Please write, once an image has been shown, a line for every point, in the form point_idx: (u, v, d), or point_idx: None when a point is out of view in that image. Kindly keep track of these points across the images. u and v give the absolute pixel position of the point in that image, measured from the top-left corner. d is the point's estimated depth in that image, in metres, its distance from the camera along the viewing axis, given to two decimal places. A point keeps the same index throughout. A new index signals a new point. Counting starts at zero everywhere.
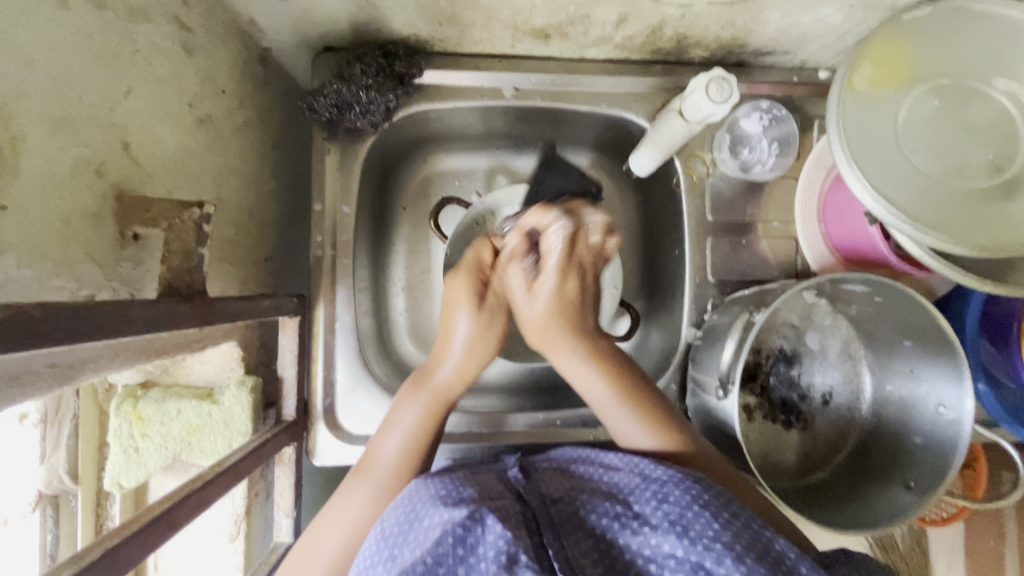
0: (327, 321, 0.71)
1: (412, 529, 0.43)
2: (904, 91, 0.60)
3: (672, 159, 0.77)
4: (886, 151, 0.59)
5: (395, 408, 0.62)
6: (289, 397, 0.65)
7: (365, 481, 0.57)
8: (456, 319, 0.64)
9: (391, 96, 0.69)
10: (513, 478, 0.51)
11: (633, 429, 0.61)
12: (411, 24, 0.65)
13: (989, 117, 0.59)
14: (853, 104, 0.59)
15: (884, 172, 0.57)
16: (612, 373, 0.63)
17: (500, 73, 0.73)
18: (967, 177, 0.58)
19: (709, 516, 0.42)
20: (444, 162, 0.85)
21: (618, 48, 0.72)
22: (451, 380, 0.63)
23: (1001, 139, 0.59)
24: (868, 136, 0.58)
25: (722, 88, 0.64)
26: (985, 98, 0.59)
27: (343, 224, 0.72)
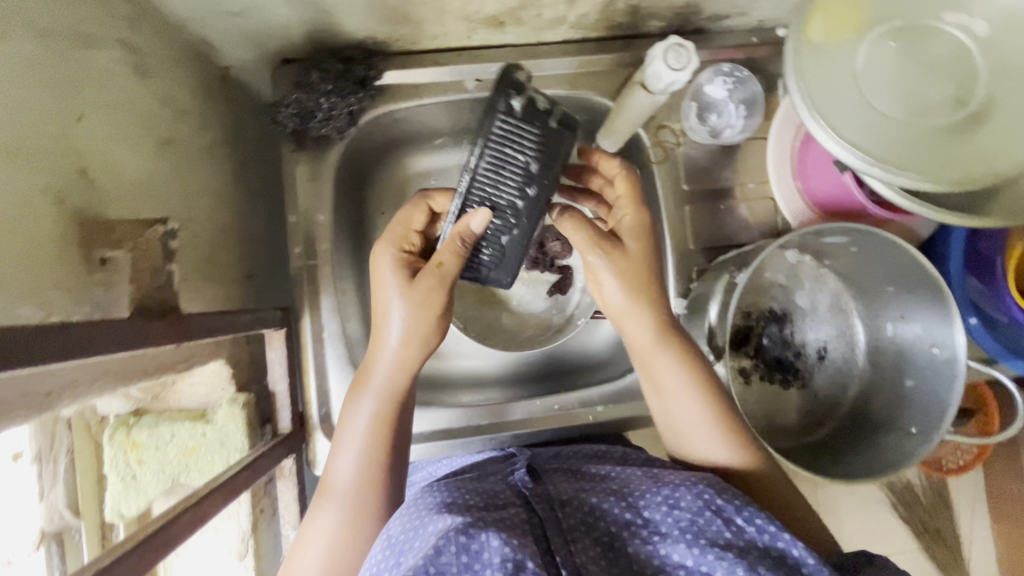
0: (314, 332, 0.71)
1: (416, 536, 0.45)
2: (861, 36, 0.60)
3: (639, 133, 0.77)
4: (848, 98, 0.59)
5: (348, 407, 0.60)
6: (284, 410, 0.65)
7: (330, 503, 0.58)
8: (387, 335, 0.58)
9: (352, 100, 0.69)
10: (521, 482, 0.53)
11: (707, 439, 0.58)
12: (364, 25, 0.65)
13: (946, 53, 0.59)
14: (810, 56, 0.59)
15: (846, 118, 0.58)
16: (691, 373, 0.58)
17: (461, 65, 0.73)
18: (930, 115, 0.58)
19: (720, 523, 0.45)
20: (420, 162, 0.86)
21: (574, 28, 0.72)
22: (393, 375, 0.59)
23: (960, 73, 0.58)
24: (828, 85, 0.59)
25: (680, 55, 0.65)
26: (940, 35, 0.59)
27: (320, 233, 0.72)
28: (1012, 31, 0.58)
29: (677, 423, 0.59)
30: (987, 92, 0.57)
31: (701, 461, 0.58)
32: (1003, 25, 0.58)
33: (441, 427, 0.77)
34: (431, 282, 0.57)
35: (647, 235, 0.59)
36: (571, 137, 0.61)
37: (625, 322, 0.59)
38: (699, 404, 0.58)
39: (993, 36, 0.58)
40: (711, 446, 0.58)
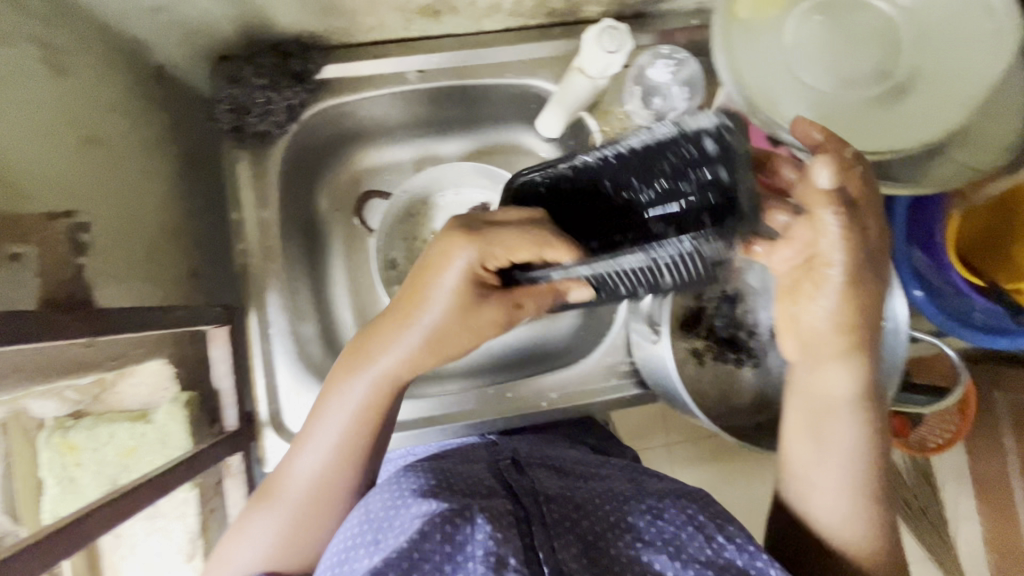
0: (261, 328, 0.70)
1: (396, 515, 0.47)
2: (789, 11, 0.60)
3: (584, 118, 0.78)
4: (775, 75, 0.59)
5: (320, 406, 0.56)
6: (229, 408, 0.65)
7: (280, 500, 0.56)
8: (440, 346, 0.53)
9: (289, 93, 0.69)
10: (508, 473, 0.54)
11: (849, 516, 0.53)
12: (296, 17, 0.65)
13: (872, 25, 0.59)
14: (738, 35, 0.60)
15: (770, 96, 0.59)
16: (869, 444, 0.53)
17: (401, 57, 0.73)
18: (856, 88, 0.58)
19: (701, 538, 0.47)
20: (372, 156, 0.88)
21: (511, 15, 0.72)
22: (393, 369, 0.54)
23: (887, 45, 0.58)
24: (756, 62, 0.60)
25: (613, 38, 0.65)
26: (868, 6, 0.59)
27: (264, 229, 0.71)
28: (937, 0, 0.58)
29: (816, 491, 0.55)
30: (911, 64, 0.57)
31: (821, 533, 0.54)
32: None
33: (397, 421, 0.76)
34: (496, 312, 0.52)
35: (876, 297, 0.48)
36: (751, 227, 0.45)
37: (802, 364, 0.53)
38: (850, 479, 0.53)
39: (918, 5, 0.58)
40: (845, 520, 0.53)
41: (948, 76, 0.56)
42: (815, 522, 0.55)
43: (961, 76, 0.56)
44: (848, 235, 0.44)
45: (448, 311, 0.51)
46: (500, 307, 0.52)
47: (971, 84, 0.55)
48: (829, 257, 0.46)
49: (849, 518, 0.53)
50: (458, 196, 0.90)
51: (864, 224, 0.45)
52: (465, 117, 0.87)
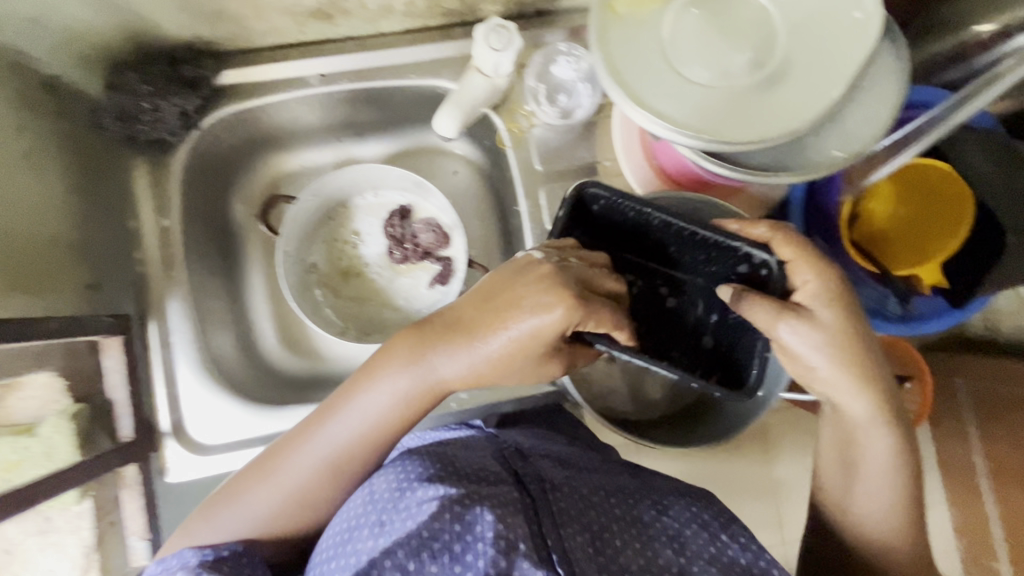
0: (161, 336, 0.70)
1: (402, 499, 0.51)
2: (667, 4, 0.60)
3: (492, 116, 0.78)
4: (655, 67, 0.59)
5: (354, 390, 0.56)
6: (126, 417, 0.66)
7: (267, 476, 0.56)
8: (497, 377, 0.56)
9: (182, 100, 0.68)
10: (514, 460, 0.58)
11: (878, 512, 0.59)
12: (181, 24, 0.65)
13: (748, 16, 0.59)
14: (617, 29, 0.60)
15: (650, 87, 0.58)
16: (904, 449, 0.58)
17: (300, 61, 0.73)
18: (733, 77, 0.58)
19: (706, 536, 0.54)
20: (291, 160, 0.88)
21: (406, 17, 0.72)
22: (441, 382, 0.55)
23: (762, 34, 0.58)
24: (635, 55, 0.59)
25: (501, 35, 0.66)
26: None
27: (164, 238, 0.71)
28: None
29: (857, 489, 0.59)
30: (785, 53, 0.58)
31: (852, 521, 0.60)
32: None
33: None
34: (554, 367, 0.56)
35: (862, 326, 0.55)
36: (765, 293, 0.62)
37: (815, 379, 0.56)
38: (889, 482, 0.58)
39: None
40: (886, 513, 0.59)
41: (819, 64, 0.57)
42: (855, 517, 0.60)
43: (832, 64, 0.56)
44: (802, 267, 0.55)
45: (520, 326, 0.51)
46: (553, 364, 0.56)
47: (840, 71, 0.56)
48: (786, 338, 0.55)
49: (878, 514, 0.59)
50: (379, 201, 0.89)
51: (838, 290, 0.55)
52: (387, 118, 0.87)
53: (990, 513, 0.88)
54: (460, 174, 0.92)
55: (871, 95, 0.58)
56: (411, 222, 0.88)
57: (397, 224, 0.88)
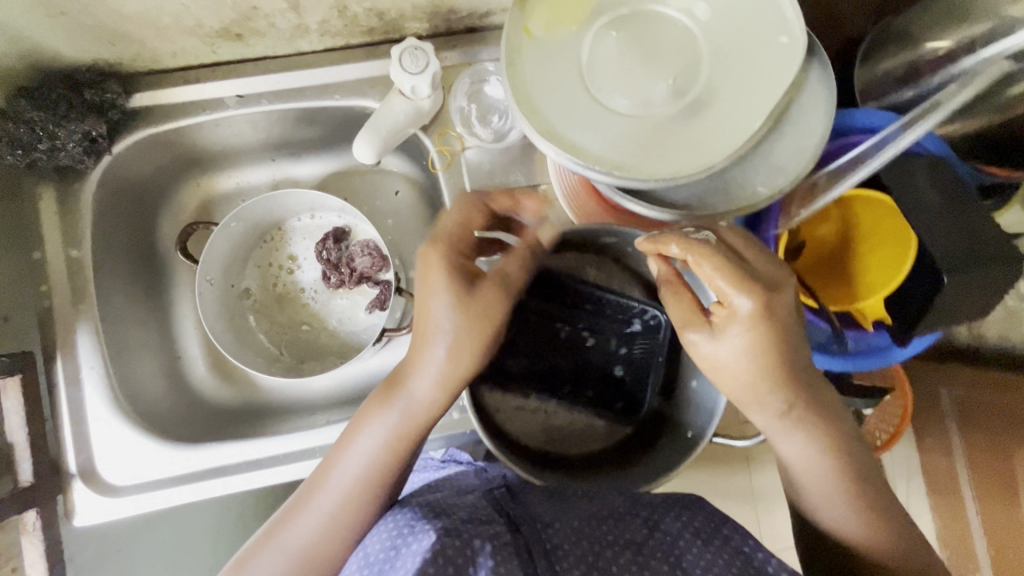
0: (69, 373, 0.67)
1: (397, 557, 0.47)
2: (585, 26, 0.56)
3: (422, 138, 0.75)
4: (572, 94, 0.55)
5: (348, 440, 0.56)
6: (23, 461, 0.62)
7: (277, 541, 0.53)
8: (459, 346, 0.54)
9: (88, 125, 0.65)
10: (504, 500, 0.56)
11: (842, 515, 0.54)
12: (79, 47, 0.62)
13: (670, 39, 0.55)
14: (532, 54, 0.56)
15: (566, 116, 0.54)
16: (841, 449, 0.53)
17: (215, 83, 0.70)
18: (653, 105, 0.54)
19: (699, 545, 0.50)
20: (223, 181, 0.83)
21: (324, 36, 0.68)
22: (429, 396, 0.55)
23: (683, 59, 0.54)
24: (550, 82, 0.55)
25: (416, 57, 0.62)
26: (662, 21, 0.56)
27: (75, 269, 0.68)
28: (730, 13, 0.55)
29: (810, 492, 0.55)
30: (708, 80, 0.54)
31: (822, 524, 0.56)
32: (721, 6, 0.55)
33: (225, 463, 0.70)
34: (491, 295, 0.54)
35: (793, 333, 0.50)
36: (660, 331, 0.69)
37: (749, 395, 0.51)
38: (838, 486, 0.54)
39: (712, 19, 0.55)
40: (844, 516, 0.54)
41: (743, 92, 0.53)
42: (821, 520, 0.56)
43: (755, 91, 0.53)
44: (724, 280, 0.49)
45: (435, 289, 0.53)
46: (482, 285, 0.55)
47: (764, 100, 0.52)
48: (717, 351, 0.50)
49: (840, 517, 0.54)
50: (316, 221, 0.86)
51: (771, 308, 0.49)
52: (324, 136, 0.82)
53: (974, 526, 0.85)
54: (401, 193, 0.88)
55: (799, 124, 0.54)
56: (347, 245, 0.84)
57: (332, 248, 0.83)
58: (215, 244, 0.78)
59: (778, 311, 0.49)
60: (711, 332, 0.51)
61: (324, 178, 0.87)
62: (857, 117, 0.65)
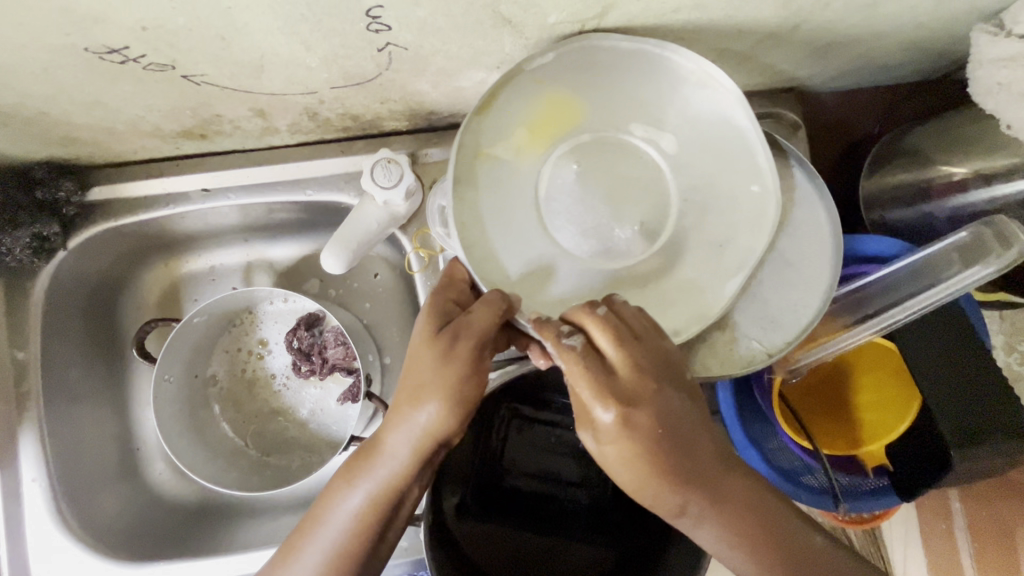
0: (9, 485, 0.63)
1: None
2: (544, 154, 0.53)
3: (398, 237, 0.69)
4: (529, 234, 0.52)
5: (321, 510, 0.48)
6: None
7: None
8: (421, 396, 0.45)
9: (37, 226, 0.60)
10: None
11: None
12: (27, 149, 0.58)
13: (637, 177, 0.53)
14: (487, 177, 0.52)
15: (524, 258, 0.52)
16: (771, 545, 0.44)
17: (179, 176, 0.66)
18: (618, 252, 0.52)
19: None
20: (194, 262, 0.79)
21: (295, 133, 0.63)
22: (402, 463, 0.46)
23: (649, 202, 0.52)
24: (508, 221, 0.52)
25: (389, 171, 0.60)
26: (626, 150, 0.53)
27: (19, 371, 0.64)
28: (699, 148, 0.53)
29: None
30: (674, 225, 0.52)
31: None
32: (690, 140, 0.53)
33: None
34: (461, 343, 0.45)
35: (679, 423, 0.42)
36: None
37: (650, 498, 0.44)
38: None
39: (679, 153, 0.53)
40: None
41: (715, 243, 0.52)
42: None
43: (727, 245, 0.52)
44: (579, 375, 0.42)
45: (415, 357, 0.46)
46: (448, 341, 0.45)
47: (736, 258, 0.51)
48: (604, 451, 0.43)
49: None
50: (289, 305, 0.81)
51: (629, 419, 0.41)
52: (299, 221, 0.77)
53: None
54: (380, 277, 0.82)
55: (787, 272, 0.53)
56: (320, 331, 0.79)
57: (303, 336, 0.78)
58: (178, 339, 0.73)
59: (653, 411, 0.41)
60: (593, 430, 0.42)
61: (299, 259, 0.82)
62: (862, 246, 0.62)
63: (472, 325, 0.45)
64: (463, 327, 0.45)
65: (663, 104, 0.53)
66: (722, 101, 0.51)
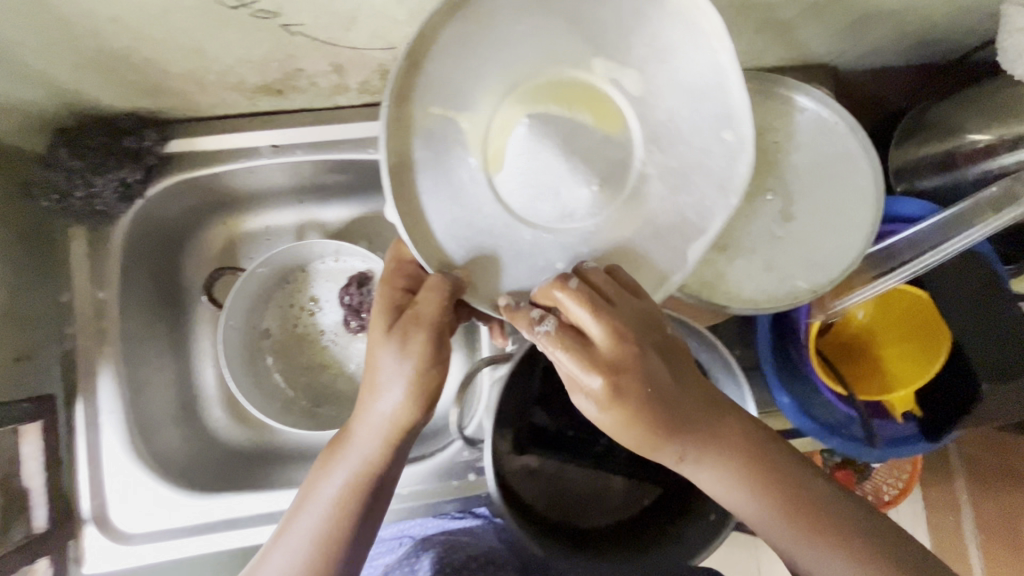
0: (89, 417, 0.67)
1: None
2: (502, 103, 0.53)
3: None
4: (477, 195, 0.54)
5: (313, 488, 0.52)
6: (39, 507, 0.63)
7: None
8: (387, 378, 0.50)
9: (122, 171, 0.65)
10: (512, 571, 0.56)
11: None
12: (121, 99, 0.62)
13: (596, 128, 0.53)
14: (431, 133, 0.52)
15: (473, 230, 0.54)
16: (772, 483, 0.47)
17: (252, 132, 0.70)
18: (575, 214, 0.53)
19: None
20: (251, 222, 0.83)
21: (363, 93, 0.68)
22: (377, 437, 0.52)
23: (607, 158, 0.53)
24: (455, 179, 0.53)
25: None
26: (587, 97, 0.53)
27: (99, 310, 0.69)
28: (665, 87, 0.53)
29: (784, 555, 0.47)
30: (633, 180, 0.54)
31: None
32: (651, 81, 0.53)
33: (229, 518, 0.69)
34: (415, 329, 0.50)
35: (660, 382, 0.45)
36: None
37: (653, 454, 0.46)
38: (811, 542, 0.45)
39: (642, 96, 0.53)
40: None
41: (688, 194, 0.54)
42: None
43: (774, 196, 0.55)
44: (563, 347, 0.44)
45: (381, 348, 0.51)
46: (408, 329, 0.50)
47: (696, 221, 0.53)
48: (605, 418, 0.45)
49: None
50: (338, 264, 0.85)
51: (617, 384, 0.44)
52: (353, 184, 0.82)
53: None
54: None
55: (839, 215, 0.54)
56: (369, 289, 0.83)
57: (354, 293, 0.83)
58: (241, 288, 0.78)
59: (636, 370, 0.44)
60: (588, 395, 0.45)
61: (350, 221, 0.86)
62: (892, 206, 0.66)
63: (422, 311, 0.50)
64: (415, 313, 0.50)
65: (625, 39, 0.52)
66: (685, 38, 0.51)
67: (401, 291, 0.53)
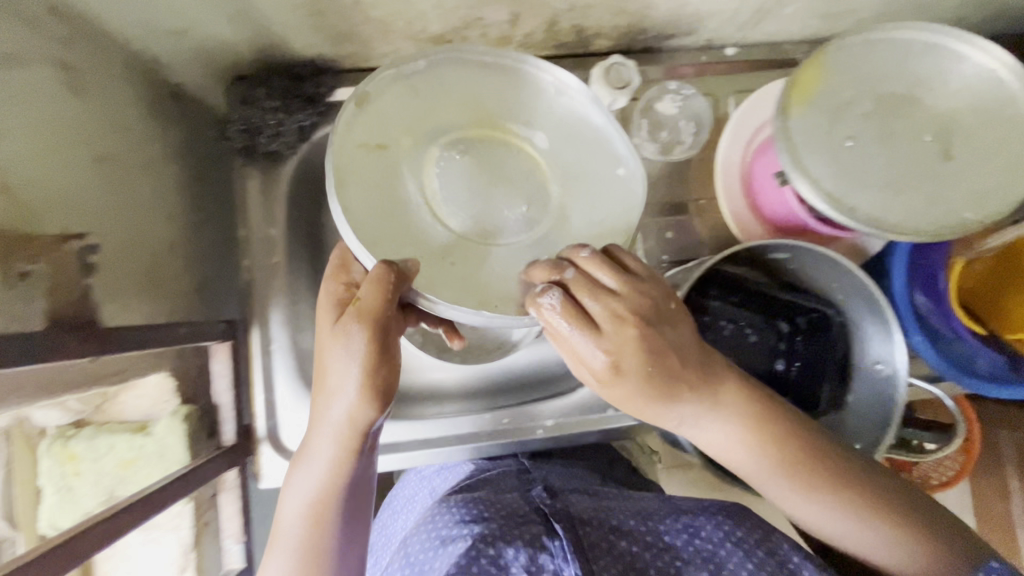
0: (263, 344, 0.72)
1: (439, 553, 0.53)
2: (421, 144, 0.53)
3: None
4: (417, 219, 0.51)
5: (300, 467, 0.56)
6: (228, 422, 0.69)
7: (281, 547, 0.55)
8: (343, 370, 0.50)
9: (301, 116, 0.70)
10: (537, 497, 0.59)
11: (821, 511, 0.56)
12: (312, 46, 0.67)
13: (513, 170, 0.54)
14: (374, 168, 0.51)
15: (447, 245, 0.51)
16: (767, 439, 0.56)
17: None
18: (508, 233, 0.52)
19: (742, 554, 0.52)
20: None
21: (522, 46, 0.73)
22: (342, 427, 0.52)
23: (531, 192, 0.54)
24: (402, 202, 0.50)
25: (621, 74, 0.66)
26: (505, 145, 0.55)
27: (269, 246, 0.73)
28: (563, 142, 0.56)
29: (763, 489, 0.58)
30: (559, 213, 0.54)
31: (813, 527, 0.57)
32: (558, 138, 0.56)
33: (388, 440, 0.76)
34: (360, 324, 0.48)
35: (661, 353, 0.50)
36: (829, 334, 0.72)
37: (645, 412, 0.52)
38: (805, 482, 0.56)
39: (551, 147, 0.56)
40: (831, 522, 0.56)
41: (606, 220, 0.54)
42: (814, 527, 0.57)
43: (934, 138, 0.59)
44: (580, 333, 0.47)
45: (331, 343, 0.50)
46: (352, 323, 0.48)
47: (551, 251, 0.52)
48: (605, 389, 0.50)
49: (828, 516, 0.56)
50: None
51: (619, 364, 0.48)
52: None
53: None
54: None
55: (992, 158, 0.59)
56: None
57: None
58: None
59: (640, 350, 0.48)
60: (586, 367, 0.49)
61: None
62: None
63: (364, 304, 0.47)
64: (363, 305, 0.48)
65: (530, 106, 0.57)
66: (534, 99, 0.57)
67: (345, 286, 0.54)
